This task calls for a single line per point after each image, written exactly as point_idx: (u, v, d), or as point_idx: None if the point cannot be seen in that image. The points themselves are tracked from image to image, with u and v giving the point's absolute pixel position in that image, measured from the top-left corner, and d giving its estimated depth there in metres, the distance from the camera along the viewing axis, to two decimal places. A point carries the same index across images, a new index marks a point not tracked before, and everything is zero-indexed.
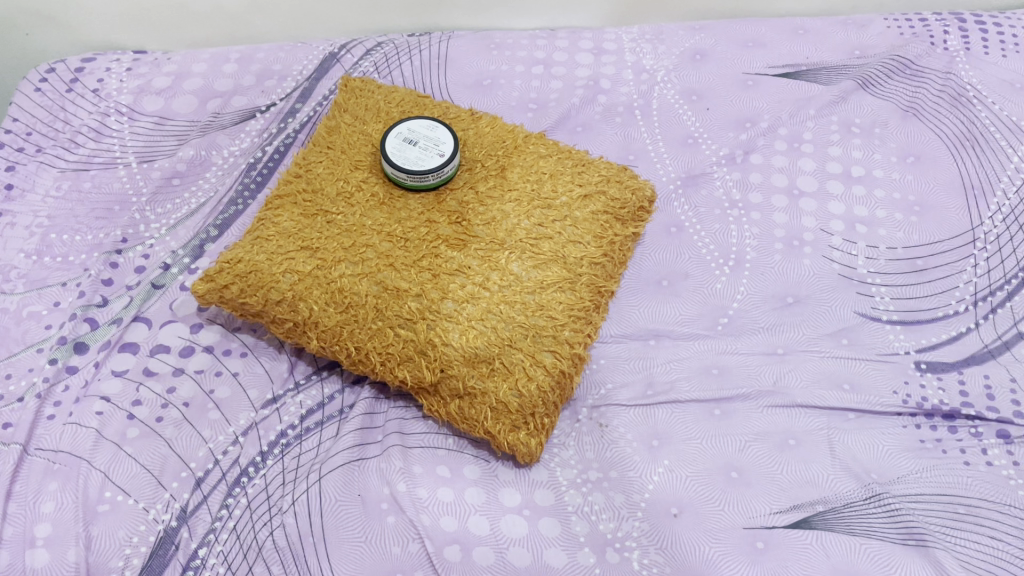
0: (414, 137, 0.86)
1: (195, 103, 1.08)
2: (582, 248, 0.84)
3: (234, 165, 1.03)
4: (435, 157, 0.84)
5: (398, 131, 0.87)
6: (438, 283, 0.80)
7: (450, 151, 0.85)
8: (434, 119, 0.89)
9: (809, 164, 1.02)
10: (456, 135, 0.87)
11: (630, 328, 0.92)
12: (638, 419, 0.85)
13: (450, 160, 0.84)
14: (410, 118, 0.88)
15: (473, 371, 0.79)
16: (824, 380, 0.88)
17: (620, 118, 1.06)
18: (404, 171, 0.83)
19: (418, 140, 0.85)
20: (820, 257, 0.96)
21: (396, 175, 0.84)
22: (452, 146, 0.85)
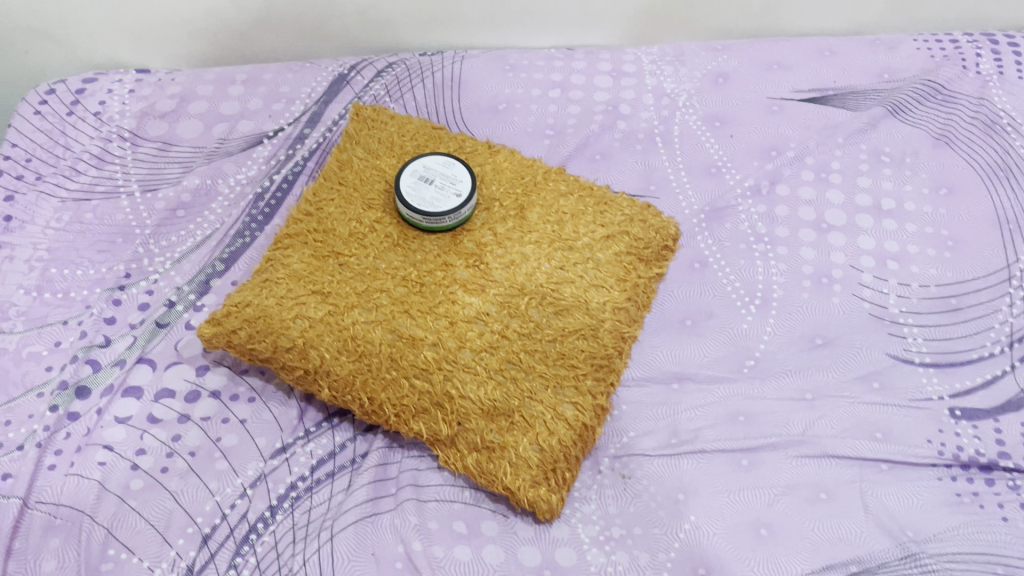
0: (430, 174, 0.82)
1: (200, 128, 1.05)
2: (605, 293, 0.80)
3: (241, 195, 0.99)
4: (453, 198, 0.80)
5: (413, 168, 0.83)
6: (455, 331, 0.76)
7: (467, 191, 0.81)
8: (450, 155, 0.85)
9: (837, 196, 0.98)
10: (473, 172, 0.83)
11: (652, 371, 0.88)
12: (663, 471, 0.82)
13: (467, 201, 0.80)
14: (426, 154, 0.84)
15: (491, 425, 0.75)
16: (854, 429, 0.85)
17: (641, 145, 1.02)
18: (420, 211, 0.79)
19: (435, 179, 0.82)
20: (850, 296, 0.93)
21: (410, 215, 0.80)
22: (470, 185, 0.81)
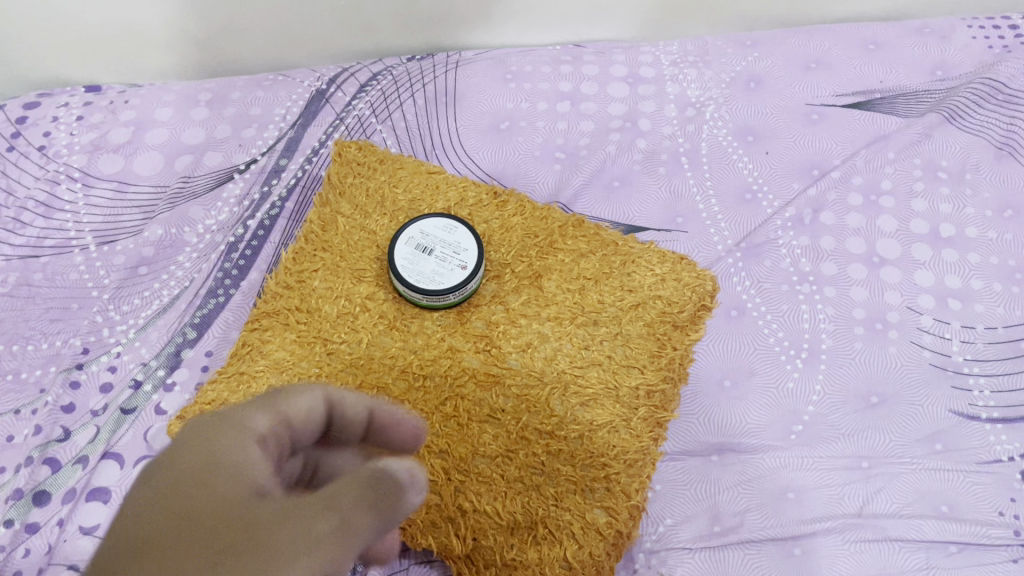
0: (427, 244, 0.71)
1: (161, 162, 0.92)
2: (637, 373, 0.69)
3: (212, 244, 0.86)
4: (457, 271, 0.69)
5: (409, 234, 0.72)
6: (464, 433, 0.66)
7: (472, 261, 0.70)
8: (450, 214, 0.74)
9: (889, 223, 0.87)
10: (478, 234, 0.73)
11: (689, 442, 0.78)
12: (705, 567, 0.72)
13: (473, 271, 0.69)
14: (422, 215, 0.73)
15: (512, 541, 0.65)
16: (916, 502, 0.76)
17: (664, 167, 0.90)
18: (418, 290, 0.68)
19: (434, 247, 0.71)
20: (908, 343, 0.82)
21: (409, 295, 0.69)
22: (474, 253, 0.70)
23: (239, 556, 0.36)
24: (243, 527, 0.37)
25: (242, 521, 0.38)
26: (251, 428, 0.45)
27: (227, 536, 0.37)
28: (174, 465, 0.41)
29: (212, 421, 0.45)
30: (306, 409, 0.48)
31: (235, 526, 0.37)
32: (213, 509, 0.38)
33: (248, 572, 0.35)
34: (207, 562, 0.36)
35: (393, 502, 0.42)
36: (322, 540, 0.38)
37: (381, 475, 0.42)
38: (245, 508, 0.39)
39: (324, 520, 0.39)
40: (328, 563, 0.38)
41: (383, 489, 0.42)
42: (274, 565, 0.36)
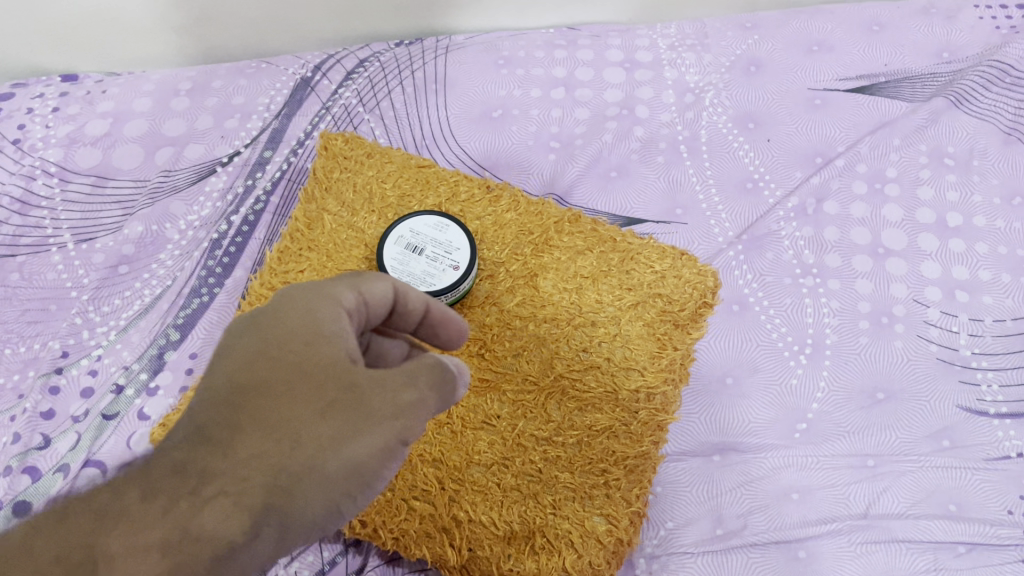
0: (418, 244, 0.68)
1: (141, 155, 0.89)
2: (637, 375, 0.67)
3: (195, 241, 0.83)
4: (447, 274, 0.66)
5: (399, 233, 0.69)
6: (458, 440, 0.64)
7: (464, 259, 0.67)
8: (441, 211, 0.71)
9: (895, 212, 0.84)
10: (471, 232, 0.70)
11: (690, 443, 0.76)
12: (708, 572, 0.70)
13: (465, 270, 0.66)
14: (412, 213, 0.70)
15: (509, 551, 0.63)
16: (923, 502, 0.74)
17: (662, 156, 0.87)
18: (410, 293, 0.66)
19: (425, 247, 0.68)
20: (915, 337, 0.79)
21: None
22: (466, 250, 0.67)
23: (342, 413, 0.46)
24: (344, 389, 0.47)
25: (335, 392, 0.47)
26: (344, 293, 0.50)
27: (328, 397, 0.46)
28: (279, 324, 0.48)
29: (305, 291, 0.50)
30: (382, 295, 0.51)
31: (335, 392, 0.47)
32: (320, 372, 0.47)
33: (348, 425, 0.46)
34: (319, 412, 0.46)
35: (452, 387, 0.50)
36: (400, 411, 0.47)
37: (445, 363, 0.50)
38: (337, 377, 0.47)
39: (402, 395, 0.48)
40: (404, 429, 0.48)
41: (446, 375, 0.50)
42: (362, 426, 0.46)
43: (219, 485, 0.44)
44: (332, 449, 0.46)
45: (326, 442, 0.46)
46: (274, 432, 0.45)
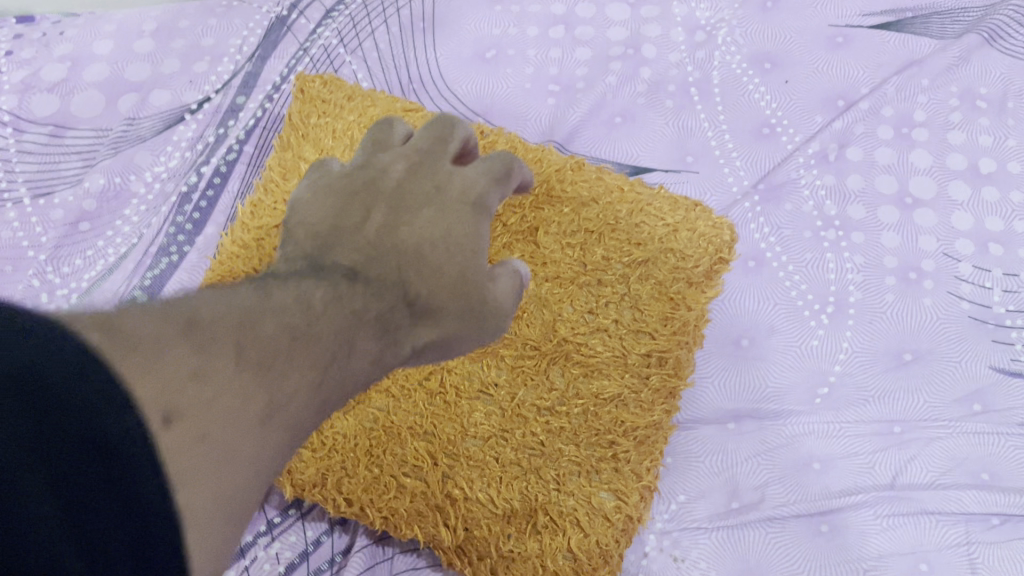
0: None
1: (102, 102, 0.81)
2: (647, 339, 0.61)
3: (163, 195, 0.77)
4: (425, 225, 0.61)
5: None
6: (452, 412, 0.59)
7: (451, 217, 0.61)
8: None
9: (923, 158, 0.78)
10: None
11: (703, 410, 0.70)
12: (723, 548, 0.65)
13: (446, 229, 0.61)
14: None
15: (508, 531, 0.57)
16: (954, 470, 0.68)
17: (671, 100, 0.81)
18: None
19: None
20: (945, 294, 0.73)
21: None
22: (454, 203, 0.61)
23: (476, 320, 0.53)
24: (481, 300, 0.53)
25: (478, 289, 0.53)
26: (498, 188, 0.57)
27: (468, 303, 0.52)
28: (457, 228, 0.54)
29: (476, 180, 0.57)
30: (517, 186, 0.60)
31: (471, 300, 0.52)
32: (468, 282, 0.52)
33: (473, 333, 0.53)
34: (460, 314, 0.52)
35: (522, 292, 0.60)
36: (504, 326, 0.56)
37: (525, 272, 0.58)
38: (479, 275, 0.53)
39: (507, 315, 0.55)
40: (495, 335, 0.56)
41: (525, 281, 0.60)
42: (483, 335, 0.54)
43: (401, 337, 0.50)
44: (457, 345, 0.53)
45: (452, 324, 0.52)
46: (423, 302, 0.50)
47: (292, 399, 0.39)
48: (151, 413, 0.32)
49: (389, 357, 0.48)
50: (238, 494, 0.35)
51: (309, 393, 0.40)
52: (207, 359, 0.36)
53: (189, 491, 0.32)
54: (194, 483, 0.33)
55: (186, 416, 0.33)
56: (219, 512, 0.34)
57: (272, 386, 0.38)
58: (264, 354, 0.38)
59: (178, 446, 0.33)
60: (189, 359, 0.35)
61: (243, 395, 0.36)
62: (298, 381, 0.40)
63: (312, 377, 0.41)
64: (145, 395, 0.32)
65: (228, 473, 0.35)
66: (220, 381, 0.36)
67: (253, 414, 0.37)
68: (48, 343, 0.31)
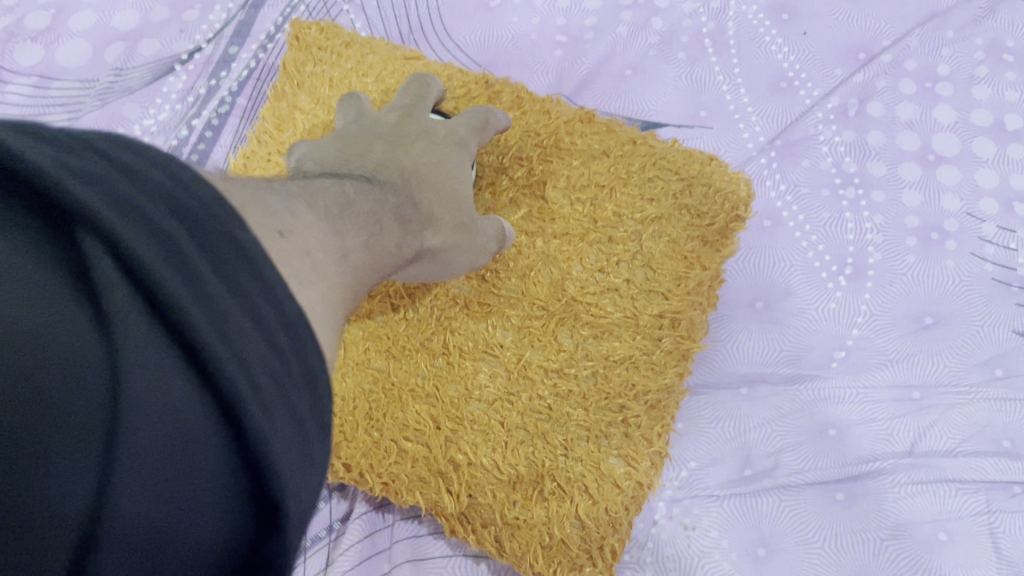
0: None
1: (88, 51, 0.77)
2: (660, 299, 0.58)
3: (152, 149, 0.73)
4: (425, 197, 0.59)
5: None
6: (456, 373, 0.56)
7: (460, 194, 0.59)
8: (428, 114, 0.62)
9: (946, 114, 0.74)
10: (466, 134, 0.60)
11: (716, 374, 0.68)
12: (735, 516, 0.63)
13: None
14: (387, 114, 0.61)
15: (513, 497, 0.55)
16: (975, 438, 0.65)
17: (684, 53, 0.77)
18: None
19: None
20: (968, 256, 0.70)
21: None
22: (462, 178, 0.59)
23: (467, 236, 0.53)
24: (470, 219, 0.53)
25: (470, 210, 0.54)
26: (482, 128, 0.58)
27: (460, 218, 0.52)
28: (450, 159, 0.54)
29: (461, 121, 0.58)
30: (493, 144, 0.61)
31: (462, 216, 0.53)
32: (461, 203, 0.53)
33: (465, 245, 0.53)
34: (455, 224, 0.52)
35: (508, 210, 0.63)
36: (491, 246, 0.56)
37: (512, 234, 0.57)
38: (468, 199, 0.54)
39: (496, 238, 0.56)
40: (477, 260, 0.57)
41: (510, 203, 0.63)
42: (472, 253, 0.54)
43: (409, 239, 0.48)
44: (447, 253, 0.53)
45: (451, 237, 0.52)
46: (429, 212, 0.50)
47: (355, 253, 0.39)
48: (267, 224, 0.32)
49: (411, 251, 0.48)
50: (331, 328, 0.34)
51: (365, 254, 0.40)
52: (290, 201, 0.36)
53: (304, 302, 0.32)
54: (309, 295, 0.32)
55: (292, 236, 0.33)
56: (325, 335, 0.33)
57: (344, 238, 0.38)
58: (329, 208, 0.39)
59: (291, 258, 0.32)
60: (277, 200, 0.35)
61: (325, 236, 0.36)
62: (359, 239, 0.40)
63: (367, 238, 0.41)
64: (256, 214, 0.32)
65: (327, 301, 0.34)
66: (306, 219, 0.36)
67: (334, 257, 0.36)
68: (176, 171, 0.29)
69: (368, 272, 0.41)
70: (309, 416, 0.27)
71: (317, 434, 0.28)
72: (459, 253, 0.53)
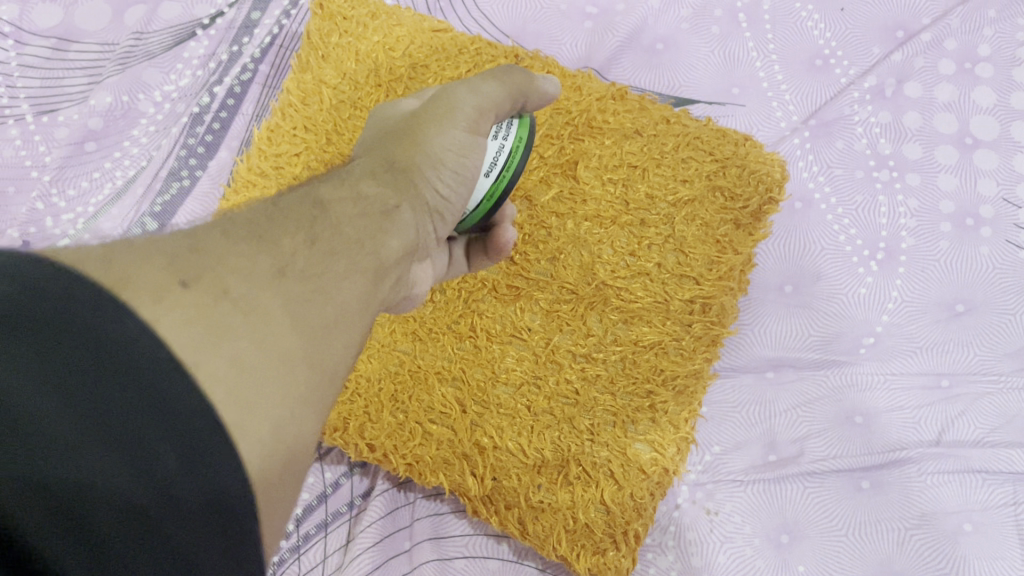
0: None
1: (108, 13, 0.76)
2: (691, 284, 0.57)
3: (173, 116, 0.72)
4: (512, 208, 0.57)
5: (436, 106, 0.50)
6: (483, 357, 0.56)
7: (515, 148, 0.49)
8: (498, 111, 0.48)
9: (986, 96, 0.72)
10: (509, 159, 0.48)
11: (744, 357, 0.67)
12: (759, 501, 0.63)
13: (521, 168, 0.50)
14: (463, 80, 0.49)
15: (538, 481, 0.54)
16: (1003, 428, 0.64)
17: (718, 26, 0.76)
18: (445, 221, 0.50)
19: None
20: (1004, 243, 0.69)
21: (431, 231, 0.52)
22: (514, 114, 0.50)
23: (432, 120, 0.47)
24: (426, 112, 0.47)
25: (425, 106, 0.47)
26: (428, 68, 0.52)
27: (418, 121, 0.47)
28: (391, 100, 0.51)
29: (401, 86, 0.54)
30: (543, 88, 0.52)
31: (419, 117, 0.47)
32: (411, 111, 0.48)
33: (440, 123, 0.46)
34: (415, 129, 0.47)
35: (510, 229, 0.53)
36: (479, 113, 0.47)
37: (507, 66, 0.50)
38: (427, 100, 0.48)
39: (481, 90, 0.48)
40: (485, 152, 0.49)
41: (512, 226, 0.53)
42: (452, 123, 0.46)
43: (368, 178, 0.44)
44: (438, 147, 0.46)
45: (426, 137, 0.46)
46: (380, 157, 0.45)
47: (298, 252, 0.35)
48: (161, 281, 0.30)
49: (374, 188, 0.43)
50: (281, 355, 0.32)
51: (311, 247, 0.36)
52: (198, 237, 0.33)
53: (221, 349, 0.30)
54: (227, 341, 0.30)
55: (198, 281, 0.31)
56: (267, 370, 0.31)
57: (276, 249, 0.35)
58: (253, 223, 0.35)
59: (193, 308, 0.30)
60: (177, 244, 0.32)
61: (246, 258, 0.33)
62: (296, 236, 0.36)
63: (309, 232, 0.37)
64: (144, 280, 0.30)
65: (259, 330, 0.31)
66: (218, 252, 0.33)
67: (264, 273, 0.34)
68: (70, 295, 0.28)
69: (332, 261, 0.37)
70: (194, 542, 0.26)
71: (219, 550, 0.27)
72: (455, 135, 0.46)
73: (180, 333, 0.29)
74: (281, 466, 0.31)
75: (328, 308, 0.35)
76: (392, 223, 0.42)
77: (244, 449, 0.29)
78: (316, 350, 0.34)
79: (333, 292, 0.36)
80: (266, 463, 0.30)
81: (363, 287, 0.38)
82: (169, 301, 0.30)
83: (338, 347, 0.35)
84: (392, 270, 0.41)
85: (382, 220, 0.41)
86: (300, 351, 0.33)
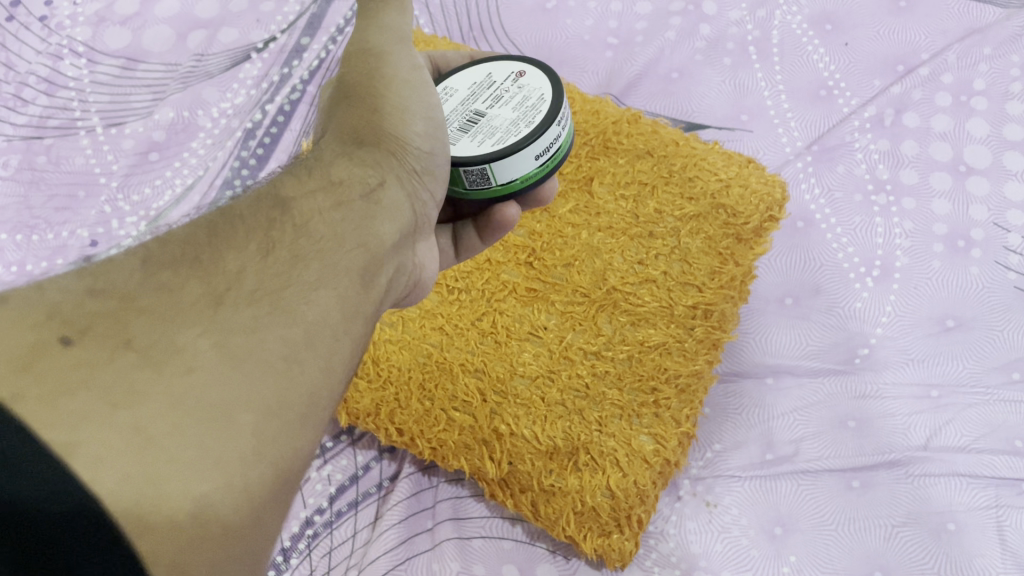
0: (480, 90, 0.57)
1: (172, 37, 0.84)
2: (694, 291, 0.63)
3: (228, 130, 0.79)
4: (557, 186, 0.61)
5: (497, 80, 0.57)
6: (503, 351, 0.61)
7: (559, 144, 0.55)
8: (555, 106, 0.55)
9: (980, 127, 0.78)
10: (551, 154, 0.54)
11: (745, 363, 0.72)
12: (756, 495, 0.67)
13: (559, 165, 0.56)
14: (537, 72, 0.57)
15: (550, 467, 0.59)
16: (988, 436, 0.67)
17: (729, 58, 0.83)
18: (466, 182, 0.54)
19: (495, 108, 0.55)
20: (994, 265, 0.73)
21: (453, 192, 0.55)
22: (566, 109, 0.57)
23: (382, 95, 0.51)
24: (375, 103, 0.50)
25: (370, 79, 0.51)
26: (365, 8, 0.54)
27: (373, 103, 0.51)
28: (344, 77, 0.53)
29: None
30: (533, 92, 0.56)
31: (368, 103, 0.51)
32: (367, 106, 0.51)
33: (391, 90, 0.51)
34: (373, 107, 0.51)
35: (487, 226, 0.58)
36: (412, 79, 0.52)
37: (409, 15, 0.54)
38: (377, 69, 0.51)
39: (407, 50, 0.53)
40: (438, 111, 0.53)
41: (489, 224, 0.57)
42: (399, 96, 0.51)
43: (321, 184, 0.46)
44: (395, 123, 0.50)
45: (384, 120, 0.50)
46: (347, 136, 0.50)
47: (245, 274, 0.39)
48: (43, 338, 0.32)
49: (352, 170, 0.48)
50: (209, 406, 0.32)
51: (263, 260, 0.40)
52: (103, 285, 0.35)
53: (118, 416, 0.30)
54: (131, 401, 0.31)
55: (90, 337, 0.33)
56: (187, 430, 0.31)
57: (214, 280, 0.38)
58: (191, 247, 0.39)
59: (90, 366, 0.32)
60: (79, 291, 0.35)
61: (171, 296, 0.36)
62: (247, 252, 0.40)
63: (263, 245, 0.41)
64: (22, 347, 0.31)
65: (178, 384, 0.32)
66: (126, 300, 0.35)
67: (197, 310, 0.36)
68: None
69: (291, 277, 0.40)
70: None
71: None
72: (406, 100, 0.51)
73: (60, 409, 0.30)
74: (215, 528, 0.31)
75: (284, 331, 0.37)
76: (379, 205, 0.47)
77: (144, 539, 0.28)
78: (265, 384, 0.35)
79: (296, 311, 0.38)
80: (180, 545, 0.29)
81: (339, 288, 0.41)
82: (52, 361, 0.31)
83: (305, 371, 0.37)
84: (378, 257, 0.45)
85: (367, 203, 0.47)
86: (244, 386, 0.34)
